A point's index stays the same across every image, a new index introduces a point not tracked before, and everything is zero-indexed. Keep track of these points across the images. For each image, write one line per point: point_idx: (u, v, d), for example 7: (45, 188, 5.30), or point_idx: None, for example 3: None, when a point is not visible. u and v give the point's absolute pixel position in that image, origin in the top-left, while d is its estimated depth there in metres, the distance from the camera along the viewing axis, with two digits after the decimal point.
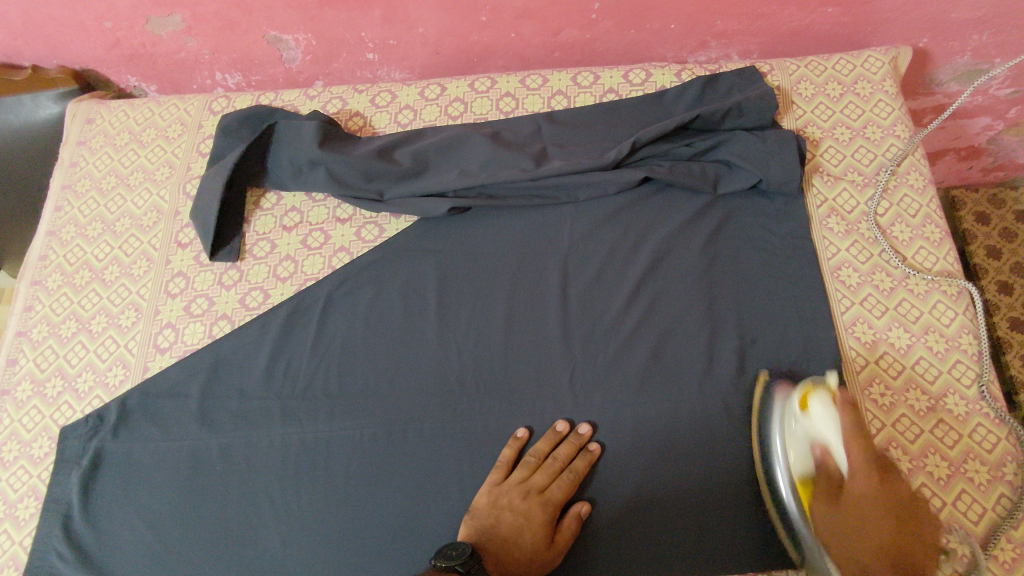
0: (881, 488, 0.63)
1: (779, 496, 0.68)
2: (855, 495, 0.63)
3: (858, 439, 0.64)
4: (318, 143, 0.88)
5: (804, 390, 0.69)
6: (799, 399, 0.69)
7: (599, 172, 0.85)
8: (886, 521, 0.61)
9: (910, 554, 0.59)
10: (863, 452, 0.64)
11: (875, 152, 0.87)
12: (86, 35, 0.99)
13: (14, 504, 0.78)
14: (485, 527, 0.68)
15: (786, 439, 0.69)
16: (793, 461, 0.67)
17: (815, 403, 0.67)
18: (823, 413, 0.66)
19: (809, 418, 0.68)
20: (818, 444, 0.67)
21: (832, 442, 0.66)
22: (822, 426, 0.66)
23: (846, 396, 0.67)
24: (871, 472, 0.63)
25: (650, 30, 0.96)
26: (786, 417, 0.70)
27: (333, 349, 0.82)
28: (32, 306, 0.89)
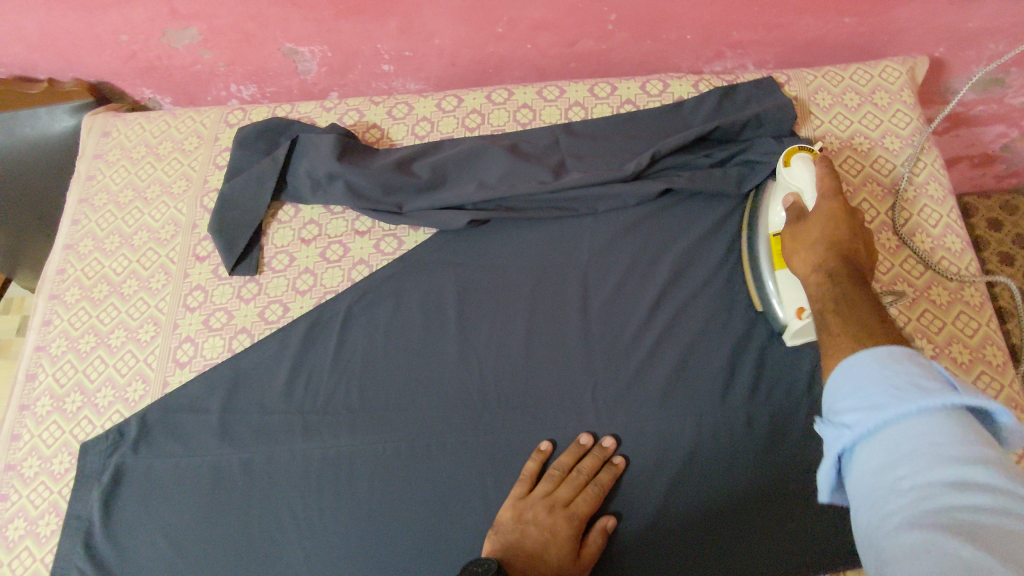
0: (841, 207, 0.66)
1: (758, 276, 0.77)
2: (824, 202, 0.67)
3: (830, 175, 0.69)
4: (336, 156, 0.88)
5: (790, 151, 0.75)
6: (784, 157, 0.75)
7: (619, 185, 0.84)
8: (841, 228, 0.64)
9: (860, 261, 0.62)
10: (831, 193, 0.67)
11: (894, 162, 0.87)
12: (102, 48, 0.99)
13: (35, 521, 0.77)
14: (511, 542, 0.68)
15: (775, 189, 0.77)
16: (775, 218, 0.76)
17: (797, 159, 0.73)
18: (803, 167, 0.72)
19: (789, 171, 0.73)
20: (790, 195, 0.73)
21: (806, 197, 0.70)
22: (800, 176, 0.72)
23: (829, 158, 0.72)
24: (833, 191, 0.67)
25: (667, 40, 0.96)
26: (779, 178, 0.76)
27: (354, 362, 0.82)
28: (50, 320, 0.89)
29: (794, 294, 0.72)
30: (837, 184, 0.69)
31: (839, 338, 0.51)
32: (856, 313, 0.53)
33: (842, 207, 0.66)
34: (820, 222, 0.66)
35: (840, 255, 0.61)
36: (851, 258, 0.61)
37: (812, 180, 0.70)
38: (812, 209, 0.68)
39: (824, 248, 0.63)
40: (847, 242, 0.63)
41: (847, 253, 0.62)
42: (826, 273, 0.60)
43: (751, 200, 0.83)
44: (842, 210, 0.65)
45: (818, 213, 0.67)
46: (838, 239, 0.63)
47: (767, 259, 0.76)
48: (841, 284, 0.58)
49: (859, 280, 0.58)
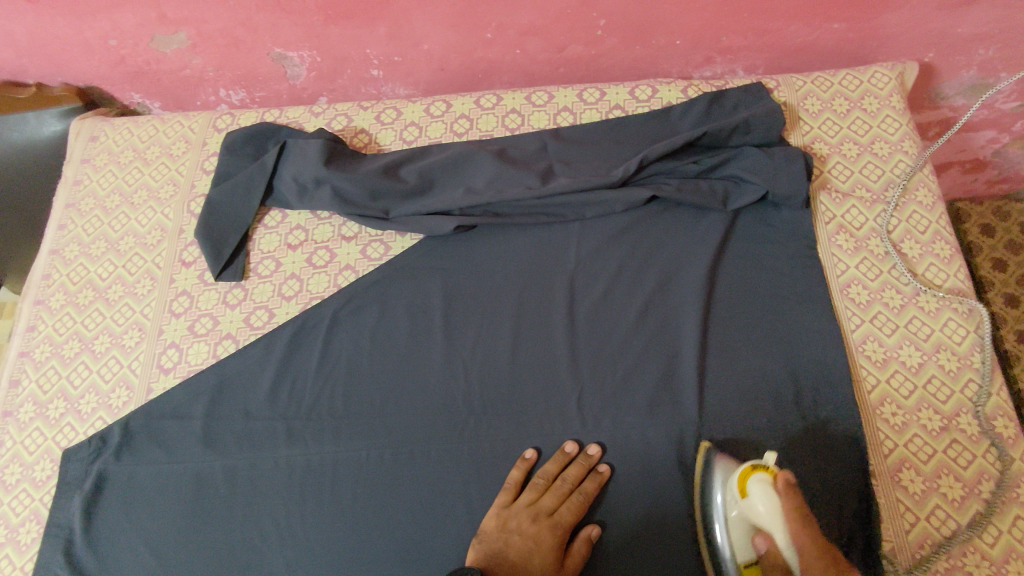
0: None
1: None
2: (812, 567, 0.58)
3: (799, 524, 0.60)
4: (323, 162, 0.87)
5: (742, 470, 0.66)
6: (738, 477, 0.66)
7: (606, 190, 0.84)
8: (833, 568, 0.58)
9: None
10: (813, 557, 0.61)
11: (883, 168, 0.86)
12: (91, 52, 0.99)
13: (15, 529, 0.77)
14: (493, 551, 0.68)
15: (727, 530, 0.66)
16: (738, 550, 0.65)
17: (754, 485, 0.64)
18: (762, 504, 0.63)
19: (748, 500, 0.64)
20: (760, 535, 0.64)
21: (776, 542, 0.62)
22: (760, 507, 0.63)
23: (788, 480, 0.64)
24: (830, 565, 0.58)
25: (656, 46, 0.96)
26: (729, 499, 0.67)
27: (338, 368, 0.81)
28: (34, 326, 0.89)
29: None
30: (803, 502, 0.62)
31: None
32: None
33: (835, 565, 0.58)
34: None
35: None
36: None
37: (778, 518, 0.62)
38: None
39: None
40: None
41: None
42: None
43: (699, 485, 0.71)
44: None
45: None
46: None
47: None
48: None
49: None
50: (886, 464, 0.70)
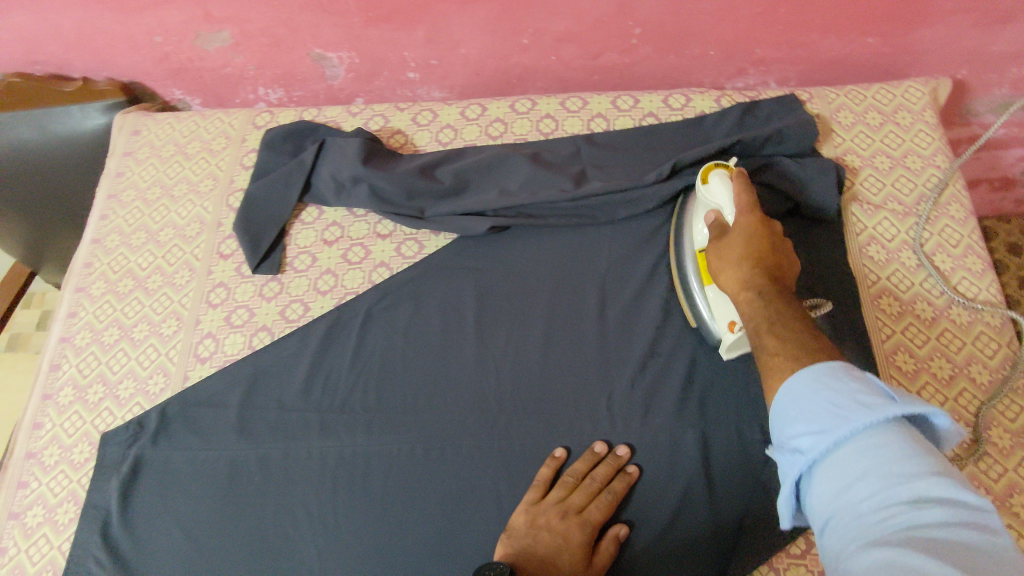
0: (759, 228, 0.68)
1: (688, 293, 0.78)
2: (745, 221, 0.69)
3: (747, 192, 0.70)
4: (361, 160, 0.89)
5: (707, 168, 0.77)
6: (703, 174, 0.77)
7: (639, 195, 0.85)
8: (762, 251, 0.66)
9: (784, 281, 0.65)
10: (749, 215, 0.69)
11: (915, 181, 0.87)
12: (136, 48, 1.01)
13: (53, 509, 0.79)
14: (524, 547, 0.68)
15: (696, 205, 0.79)
16: (699, 235, 0.76)
17: (713, 175, 0.75)
18: (719, 184, 0.74)
19: (706, 187, 0.76)
20: (712, 211, 0.74)
21: (725, 214, 0.72)
22: (717, 193, 0.74)
23: (741, 171, 0.74)
24: (753, 210, 0.69)
25: (690, 55, 0.97)
26: (697, 197, 0.78)
27: (371, 362, 0.83)
28: (75, 312, 0.91)
29: (721, 313, 0.73)
30: (755, 202, 0.70)
31: (781, 362, 0.54)
32: (782, 317, 0.59)
33: (761, 225, 0.68)
34: (743, 241, 0.67)
35: (767, 267, 0.65)
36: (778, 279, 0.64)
37: (730, 196, 0.72)
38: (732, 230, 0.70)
39: (753, 265, 0.65)
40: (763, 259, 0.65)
41: (775, 273, 0.64)
42: (754, 292, 0.63)
43: (674, 229, 0.83)
44: (764, 237, 0.67)
45: (738, 236, 0.68)
46: (763, 262, 0.65)
47: (696, 277, 0.77)
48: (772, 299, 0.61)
49: (786, 293, 0.62)
50: None
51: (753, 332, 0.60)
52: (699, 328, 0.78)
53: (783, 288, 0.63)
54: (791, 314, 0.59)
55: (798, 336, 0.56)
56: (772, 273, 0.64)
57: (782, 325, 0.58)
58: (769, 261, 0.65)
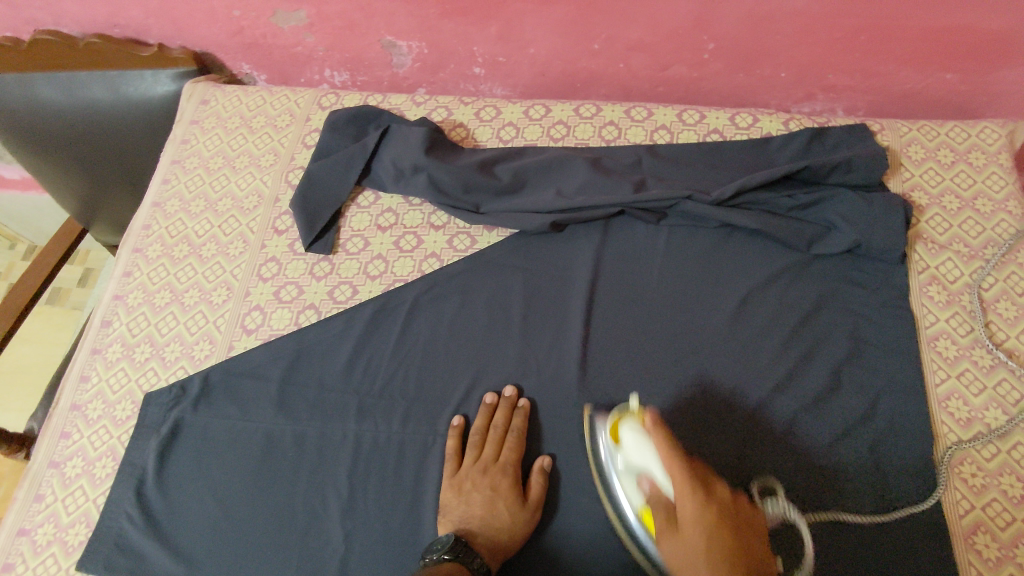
0: (709, 513, 0.54)
1: (627, 523, 0.66)
2: (689, 498, 0.56)
3: (670, 442, 0.61)
4: (424, 149, 0.90)
5: (616, 419, 0.70)
6: (613, 431, 0.70)
7: (700, 208, 0.84)
8: (711, 523, 0.53)
9: (750, 551, 0.52)
10: (693, 493, 0.56)
11: (983, 225, 0.84)
12: (213, 21, 1.03)
13: (92, 462, 0.80)
14: (463, 516, 0.71)
15: (615, 456, 0.68)
16: (629, 491, 0.66)
17: (626, 430, 0.67)
18: (636, 446, 0.65)
19: (623, 450, 0.67)
20: (644, 478, 0.64)
21: (657, 479, 0.62)
22: (637, 453, 0.65)
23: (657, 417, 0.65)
24: (693, 481, 0.57)
25: (760, 75, 0.96)
26: (610, 460, 0.69)
27: (414, 351, 0.83)
28: (130, 272, 0.93)
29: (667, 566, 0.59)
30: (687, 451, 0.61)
31: None
32: None
33: (700, 495, 0.56)
34: (695, 523, 0.54)
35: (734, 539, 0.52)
36: (745, 551, 0.52)
37: (652, 457, 0.63)
38: (663, 507, 0.59)
39: (716, 525, 0.53)
40: (716, 526, 0.53)
41: (739, 544, 0.52)
42: (710, 546, 0.52)
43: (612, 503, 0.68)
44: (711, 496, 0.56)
45: (686, 510, 0.55)
46: (722, 543, 0.52)
47: (635, 514, 0.65)
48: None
49: (758, 564, 0.52)
50: (961, 525, 0.68)
51: None
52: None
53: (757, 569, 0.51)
54: None
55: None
56: (733, 535, 0.53)
57: None
58: (733, 540, 0.52)
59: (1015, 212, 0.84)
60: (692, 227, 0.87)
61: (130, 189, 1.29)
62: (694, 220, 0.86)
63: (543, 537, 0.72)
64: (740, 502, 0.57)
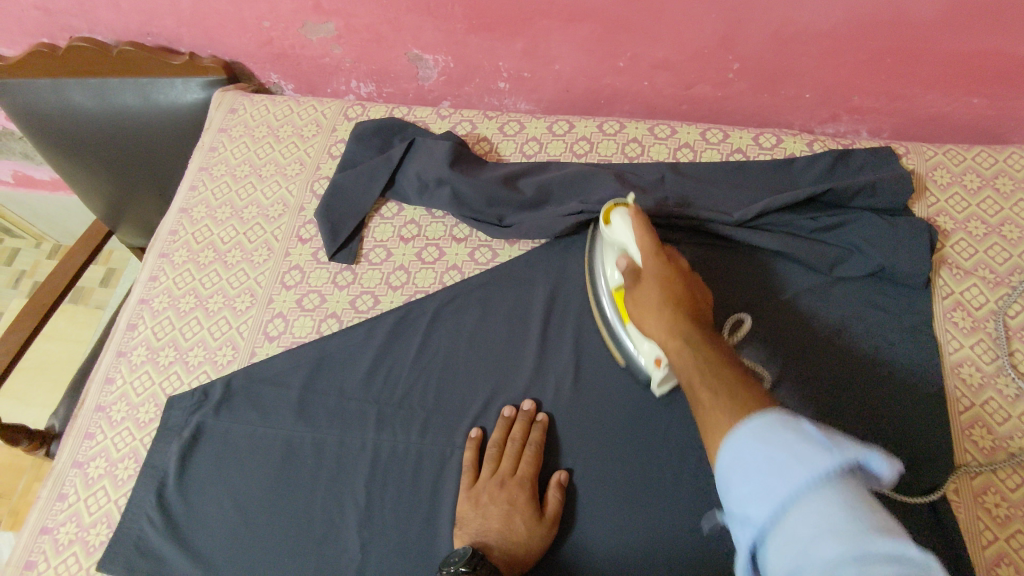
0: (670, 274, 0.68)
1: (608, 326, 0.79)
2: (658, 284, 0.67)
3: (645, 232, 0.71)
4: (448, 163, 0.91)
5: (608, 209, 0.78)
6: (607, 215, 0.77)
7: (721, 229, 0.85)
8: (670, 294, 0.66)
9: (698, 315, 0.65)
10: (656, 262, 0.69)
11: (1010, 251, 0.84)
12: (244, 31, 1.05)
13: (115, 463, 0.81)
14: (479, 530, 0.72)
15: (605, 248, 0.79)
16: (614, 276, 0.77)
17: (615, 216, 0.75)
18: (621, 226, 0.74)
19: (611, 231, 0.76)
20: (624, 257, 0.73)
21: (631, 254, 0.72)
22: (620, 234, 0.74)
23: (641, 210, 0.74)
24: (660, 254, 0.70)
25: (785, 96, 0.96)
26: (604, 236, 0.79)
27: (434, 362, 0.84)
28: (156, 276, 0.94)
29: (647, 348, 0.73)
30: (655, 241, 0.71)
31: (724, 414, 0.49)
32: (708, 367, 0.56)
33: (666, 268, 0.68)
34: (659, 290, 0.67)
35: (682, 308, 0.65)
36: (698, 315, 0.65)
37: (632, 234, 0.73)
38: (642, 270, 0.70)
39: (672, 307, 0.65)
40: (672, 310, 0.65)
41: (692, 309, 0.65)
42: (670, 330, 0.63)
43: (594, 299, 0.81)
44: (673, 275, 0.68)
45: (649, 281, 0.68)
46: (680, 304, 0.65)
47: (615, 316, 0.77)
48: (695, 340, 0.60)
49: (705, 327, 0.63)
50: (984, 556, 0.67)
51: (682, 375, 0.59)
52: (628, 366, 0.78)
53: (702, 319, 0.64)
54: (714, 348, 0.59)
55: (717, 366, 0.56)
56: (686, 306, 0.65)
57: (703, 366, 0.57)
58: (688, 309, 0.65)
59: None
60: (713, 247, 0.86)
61: (156, 194, 1.32)
62: (715, 240, 0.86)
63: (558, 553, 0.72)
64: (693, 279, 0.70)
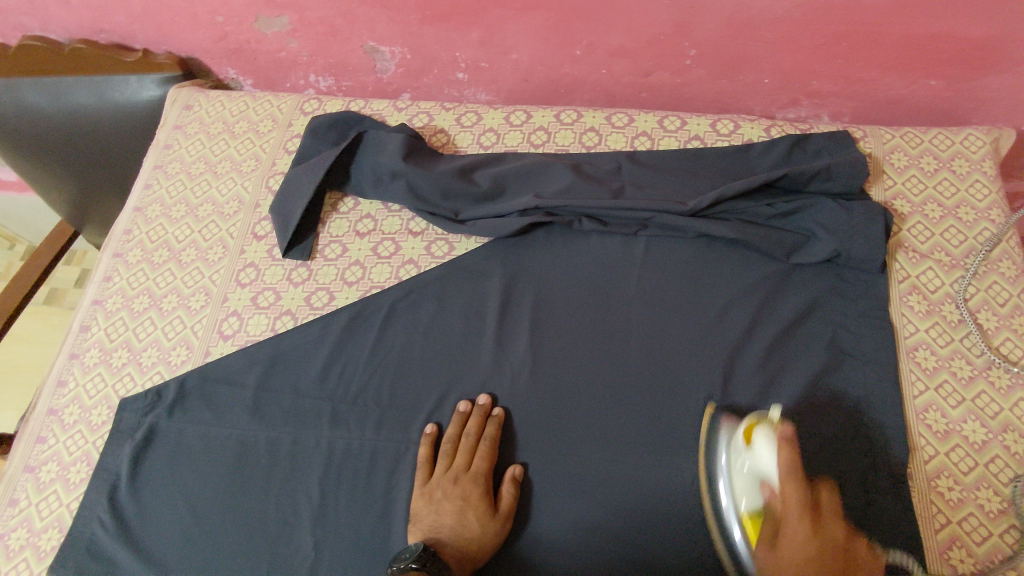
0: (808, 522, 0.57)
1: (731, 549, 0.68)
2: (791, 526, 0.57)
3: (788, 452, 0.61)
4: (402, 156, 0.90)
5: (750, 425, 0.69)
6: (745, 432, 0.69)
7: (675, 218, 0.84)
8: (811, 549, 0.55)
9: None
10: (799, 497, 0.59)
11: (966, 234, 0.83)
12: (197, 27, 1.04)
13: (67, 467, 0.80)
14: (432, 526, 0.71)
15: (734, 463, 0.69)
16: (740, 496, 0.67)
17: (759, 436, 0.67)
18: (766, 445, 0.65)
19: (752, 451, 0.67)
20: (766, 482, 0.64)
21: (772, 480, 0.63)
22: (762, 454, 0.65)
23: (787, 429, 0.64)
24: (802, 496, 0.59)
25: (743, 81, 0.95)
26: (736, 450, 0.69)
27: (389, 357, 0.83)
28: (110, 277, 0.93)
29: None
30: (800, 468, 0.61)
31: None
32: None
33: (808, 509, 0.58)
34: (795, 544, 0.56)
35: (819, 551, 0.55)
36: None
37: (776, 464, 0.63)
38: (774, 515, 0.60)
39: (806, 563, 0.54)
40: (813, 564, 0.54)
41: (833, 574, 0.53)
42: None
43: (714, 518, 0.70)
44: (816, 517, 0.58)
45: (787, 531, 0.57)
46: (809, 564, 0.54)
47: (740, 531, 0.66)
48: None
49: None
50: (936, 539, 0.67)
51: None
52: None
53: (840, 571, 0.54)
54: None
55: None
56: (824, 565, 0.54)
57: None
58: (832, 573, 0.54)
59: (1000, 221, 0.83)
60: (670, 237, 0.86)
61: (119, 193, 1.30)
62: (671, 229, 0.86)
63: (513, 547, 0.72)
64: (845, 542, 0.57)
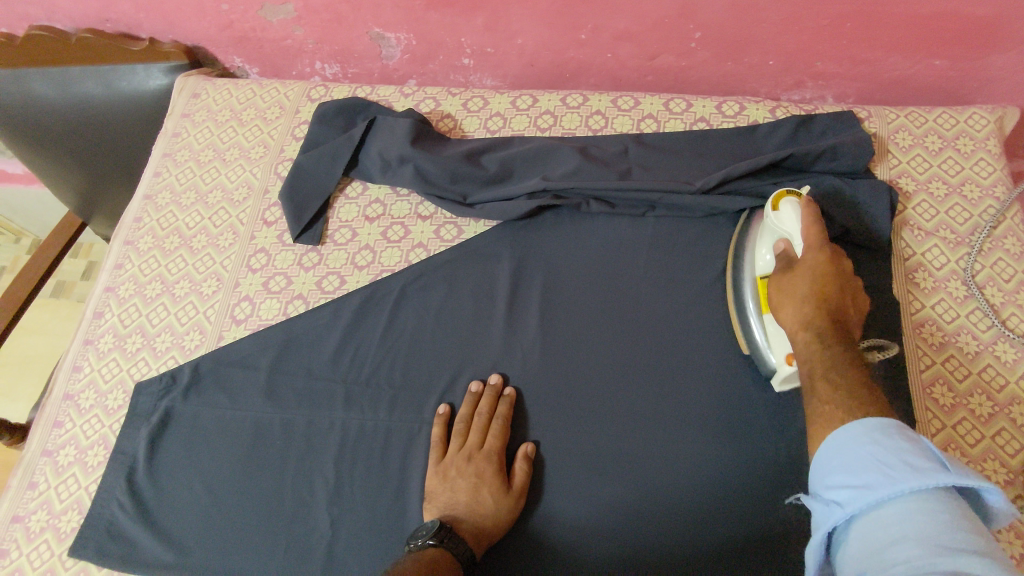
0: (828, 269, 0.65)
1: (744, 321, 0.76)
2: (812, 261, 0.66)
3: (815, 224, 0.68)
4: (409, 140, 0.90)
5: (778, 196, 0.75)
6: (774, 200, 0.75)
7: (682, 199, 0.85)
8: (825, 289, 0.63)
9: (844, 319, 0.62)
10: (819, 252, 0.66)
11: (970, 211, 0.84)
12: (203, 15, 1.04)
13: (84, 450, 0.81)
14: (447, 503, 0.72)
15: (762, 231, 0.76)
16: (762, 259, 0.74)
17: (785, 201, 0.72)
18: (790, 210, 0.71)
19: (778, 216, 0.73)
20: (783, 240, 0.71)
21: (793, 245, 0.70)
22: (786, 219, 0.71)
23: (813, 199, 0.71)
24: (823, 250, 0.66)
25: (748, 64, 0.96)
26: (763, 220, 0.77)
27: (401, 338, 0.84)
28: (122, 264, 0.94)
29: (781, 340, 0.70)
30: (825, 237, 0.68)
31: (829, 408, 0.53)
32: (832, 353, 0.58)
33: (828, 261, 0.65)
34: (810, 280, 0.65)
35: (830, 311, 0.62)
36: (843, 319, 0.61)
37: (799, 224, 0.69)
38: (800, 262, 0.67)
39: (815, 307, 0.63)
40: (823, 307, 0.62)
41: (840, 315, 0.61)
42: (810, 333, 0.61)
43: (731, 282, 0.79)
44: (834, 273, 0.65)
45: (807, 268, 0.66)
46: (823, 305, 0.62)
47: (755, 304, 0.74)
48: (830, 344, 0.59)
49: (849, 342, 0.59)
50: None
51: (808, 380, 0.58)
52: (753, 355, 0.76)
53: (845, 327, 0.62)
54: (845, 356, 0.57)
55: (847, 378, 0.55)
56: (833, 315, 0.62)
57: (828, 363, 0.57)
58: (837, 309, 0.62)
59: (1004, 197, 0.84)
60: (677, 218, 0.87)
61: (127, 184, 1.31)
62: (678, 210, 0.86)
63: (526, 523, 0.73)
64: (851, 288, 0.65)
